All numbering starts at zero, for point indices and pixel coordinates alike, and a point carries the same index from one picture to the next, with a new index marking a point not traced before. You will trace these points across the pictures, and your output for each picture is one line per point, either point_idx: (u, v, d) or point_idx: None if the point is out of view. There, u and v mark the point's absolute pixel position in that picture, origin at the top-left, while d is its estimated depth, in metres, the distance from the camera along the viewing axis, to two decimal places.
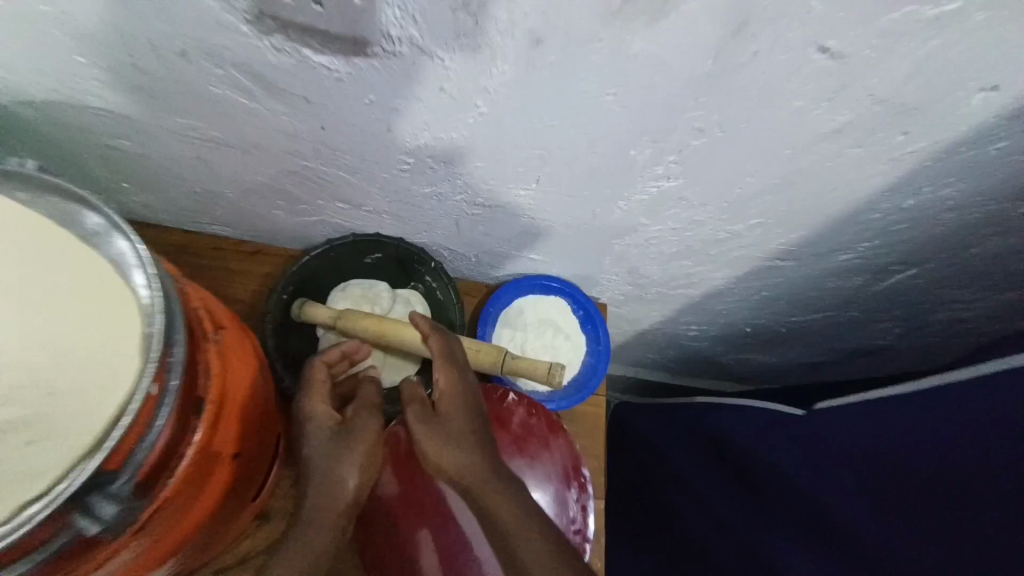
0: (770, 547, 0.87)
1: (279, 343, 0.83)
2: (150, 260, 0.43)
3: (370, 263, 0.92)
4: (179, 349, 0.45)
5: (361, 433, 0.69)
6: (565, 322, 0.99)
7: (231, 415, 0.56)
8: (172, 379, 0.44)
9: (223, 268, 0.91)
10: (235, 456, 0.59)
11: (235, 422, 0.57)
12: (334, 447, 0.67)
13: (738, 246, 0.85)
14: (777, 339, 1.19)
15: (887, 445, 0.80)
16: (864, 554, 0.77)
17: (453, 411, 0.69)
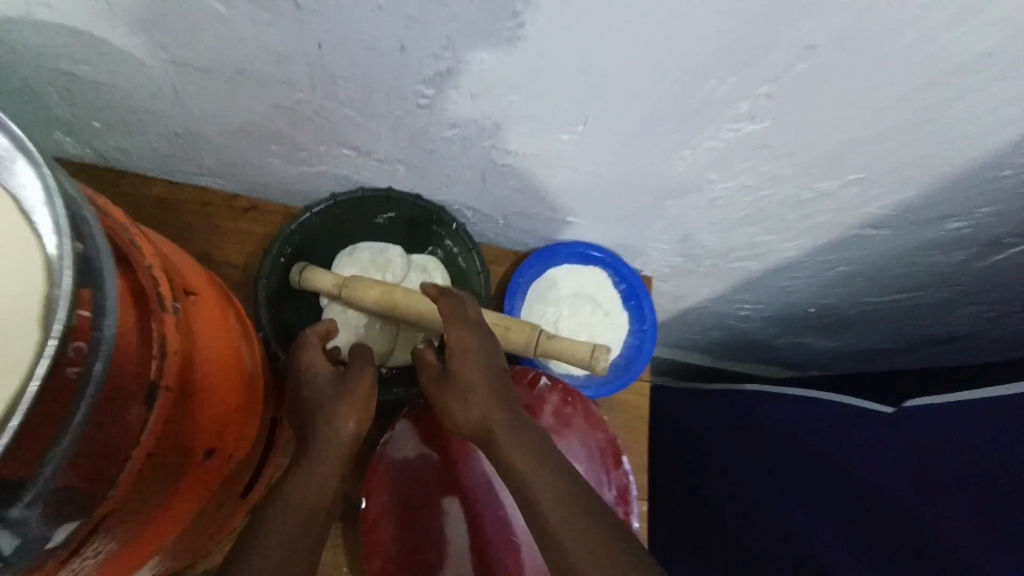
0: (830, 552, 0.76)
1: (273, 314, 0.70)
2: (56, 195, 0.31)
3: (381, 223, 0.79)
4: (108, 324, 0.32)
5: (359, 377, 0.61)
6: (605, 297, 0.86)
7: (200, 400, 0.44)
8: (94, 362, 0.32)
9: (214, 226, 0.80)
10: (210, 450, 0.47)
11: (206, 409, 0.46)
12: (335, 407, 0.59)
13: (823, 209, 0.70)
14: (843, 323, 1.04)
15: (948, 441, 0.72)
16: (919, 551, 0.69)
17: (468, 358, 0.61)
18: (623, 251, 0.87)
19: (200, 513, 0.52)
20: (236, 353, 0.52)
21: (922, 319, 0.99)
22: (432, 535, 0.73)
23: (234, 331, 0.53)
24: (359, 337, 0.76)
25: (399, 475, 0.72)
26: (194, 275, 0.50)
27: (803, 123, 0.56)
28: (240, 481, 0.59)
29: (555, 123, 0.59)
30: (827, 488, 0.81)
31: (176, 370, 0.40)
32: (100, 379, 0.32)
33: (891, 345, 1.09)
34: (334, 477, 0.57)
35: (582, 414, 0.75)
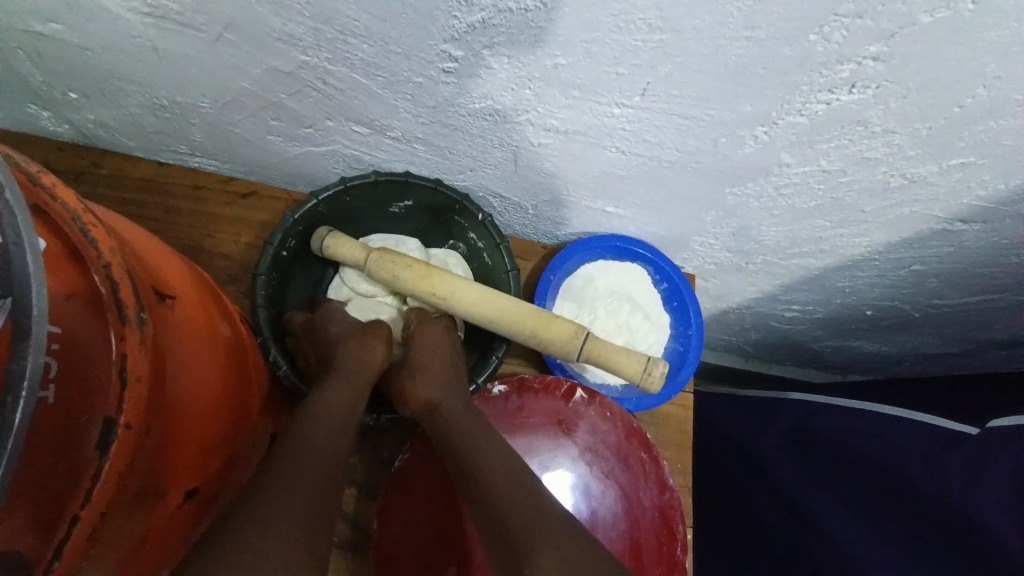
0: None
1: (272, 314, 0.60)
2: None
3: (395, 212, 0.70)
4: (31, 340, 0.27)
5: (361, 363, 0.60)
6: (645, 297, 0.76)
7: (169, 424, 0.35)
8: (15, 410, 0.26)
9: (206, 211, 0.70)
10: (190, 485, 0.39)
11: (185, 441, 0.37)
12: (334, 407, 0.54)
13: (911, 198, 0.60)
14: (901, 326, 0.94)
15: None
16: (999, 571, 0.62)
17: (428, 351, 0.62)
18: (666, 245, 0.77)
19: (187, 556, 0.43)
20: (227, 367, 0.44)
21: (994, 323, 0.88)
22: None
23: (226, 341, 0.45)
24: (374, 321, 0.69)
25: (412, 500, 0.62)
26: (176, 275, 0.42)
27: (913, 92, 0.46)
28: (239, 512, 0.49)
29: (608, 92, 0.49)
30: (900, 515, 0.72)
31: (143, 402, 0.32)
32: (26, 428, 0.26)
33: (954, 350, 0.99)
34: (330, 495, 0.47)
35: (622, 432, 0.64)
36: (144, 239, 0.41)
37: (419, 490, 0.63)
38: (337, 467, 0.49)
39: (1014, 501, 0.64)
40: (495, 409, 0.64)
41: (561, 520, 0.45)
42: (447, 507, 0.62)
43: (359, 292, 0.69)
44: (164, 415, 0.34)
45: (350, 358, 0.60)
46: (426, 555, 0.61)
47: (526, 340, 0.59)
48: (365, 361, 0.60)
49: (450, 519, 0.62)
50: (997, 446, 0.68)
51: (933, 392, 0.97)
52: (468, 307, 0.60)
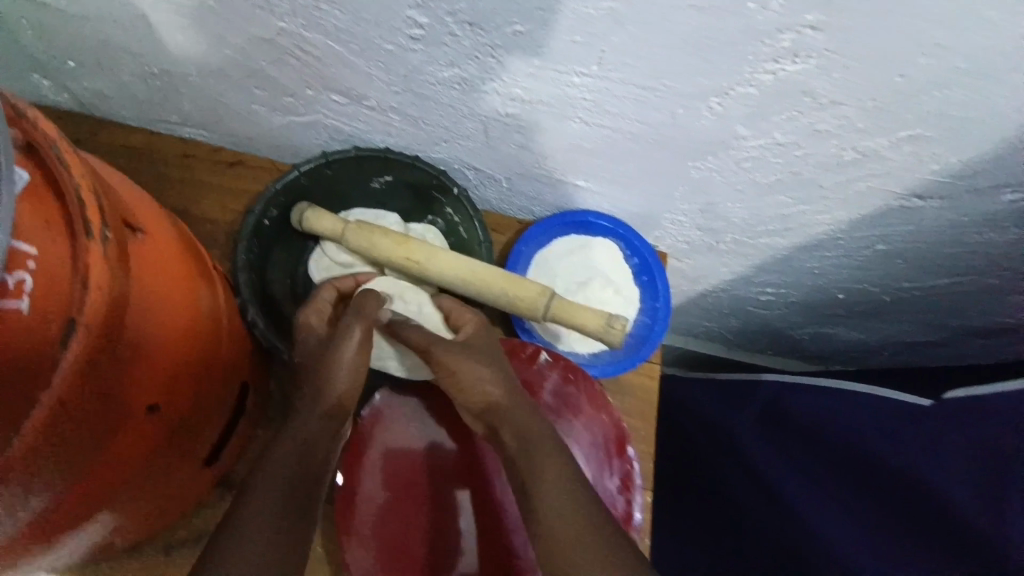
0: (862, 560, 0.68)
1: (253, 280, 0.61)
2: None
3: (376, 188, 0.72)
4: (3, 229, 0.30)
5: (347, 342, 0.56)
6: (616, 272, 0.78)
7: (132, 345, 0.38)
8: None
9: (193, 178, 0.73)
10: (155, 406, 0.41)
11: (150, 362, 0.40)
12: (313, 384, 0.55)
13: (865, 174, 0.62)
14: (875, 311, 0.96)
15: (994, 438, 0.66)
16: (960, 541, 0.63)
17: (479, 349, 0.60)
18: (639, 222, 0.79)
19: (151, 481, 0.45)
20: (197, 304, 0.47)
21: (967, 309, 0.90)
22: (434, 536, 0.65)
23: (196, 283, 0.48)
24: None
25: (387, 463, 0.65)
26: (153, 219, 0.45)
27: (855, 63, 0.48)
28: (204, 446, 0.51)
29: (567, 60, 0.52)
30: (864, 489, 0.74)
31: (108, 309, 0.35)
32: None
33: (930, 336, 1.00)
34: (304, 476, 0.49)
35: (587, 397, 0.66)
36: (119, 181, 0.45)
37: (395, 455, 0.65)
38: (311, 446, 0.52)
39: (976, 478, 0.65)
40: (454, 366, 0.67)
41: (567, 471, 0.51)
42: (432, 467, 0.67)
43: (338, 265, 0.68)
44: (127, 332, 0.37)
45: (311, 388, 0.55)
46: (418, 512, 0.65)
47: (495, 302, 0.60)
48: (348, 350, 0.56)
49: (441, 468, 0.68)
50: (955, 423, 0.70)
51: (907, 379, 0.98)
52: (438, 271, 0.62)
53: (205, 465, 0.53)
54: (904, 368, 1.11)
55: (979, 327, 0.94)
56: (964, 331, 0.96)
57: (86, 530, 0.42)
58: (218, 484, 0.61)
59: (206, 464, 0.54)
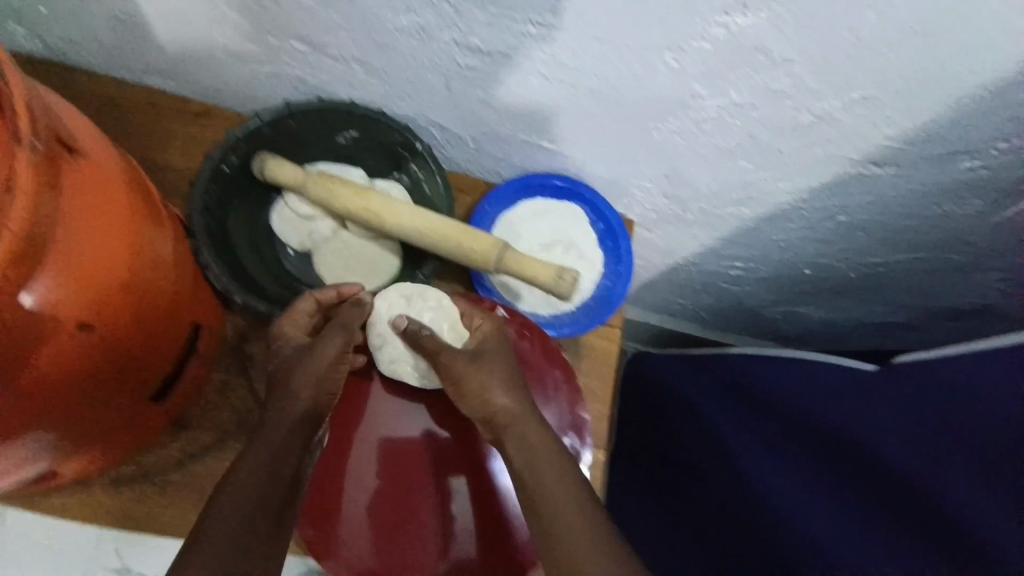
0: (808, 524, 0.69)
1: (211, 225, 0.61)
2: None
3: (343, 143, 0.71)
4: None
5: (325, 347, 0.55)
6: (580, 235, 0.79)
7: (47, 256, 0.39)
8: None
9: (160, 129, 0.73)
10: (85, 326, 0.42)
11: (78, 279, 0.41)
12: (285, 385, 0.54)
13: (821, 138, 0.62)
14: (842, 289, 0.96)
15: (936, 404, 0.66)
16: (901, 500, 0.64)
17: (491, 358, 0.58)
18: (606, 188, 0.80)
19: (89, 404, 0.47)
20: (144, 238, 0.48)
21: (932, 289, 0.90)
22: (429, 527, 0.62)
23: (146, 219, 0.49)
24: (312, 244, 0.70)
25: (368, 456, 0.62)
26: (104, 152, 0.47)
27: (804, 17, 0.48)
28: (151, 381, 0.53)
29: (521, 9, 0.52)
30: (811, 449, 0.75)
31: (25, 212, 0.36)
32: None
33: (898, 318, 1.01)
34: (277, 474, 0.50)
35: (540, 352, 0.68)
36: (74, 113, 0.46)
37: (374, 447, 0.62)
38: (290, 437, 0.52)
39: (910, 431, 0.67)
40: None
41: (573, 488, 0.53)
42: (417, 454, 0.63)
43: (300, 216, 0.69)
44: (44, 241, 0.38)
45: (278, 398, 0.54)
46: (410, 502, 0.61)
47: (450, 255, 0.61)
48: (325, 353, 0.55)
49: (440, 459, 0.63)
50: (902, 389, 0.70)
51: (872, 357, 0.99)
52: (394, 223, 0.62)
53: (153, 401, 0.55)
54: (873, 348, 1.12)
55: (945, 307, 0.94)
56: (931, 312, 0.97)
57: (16, 441, 0.43)
58: (171, 423, 0.63)
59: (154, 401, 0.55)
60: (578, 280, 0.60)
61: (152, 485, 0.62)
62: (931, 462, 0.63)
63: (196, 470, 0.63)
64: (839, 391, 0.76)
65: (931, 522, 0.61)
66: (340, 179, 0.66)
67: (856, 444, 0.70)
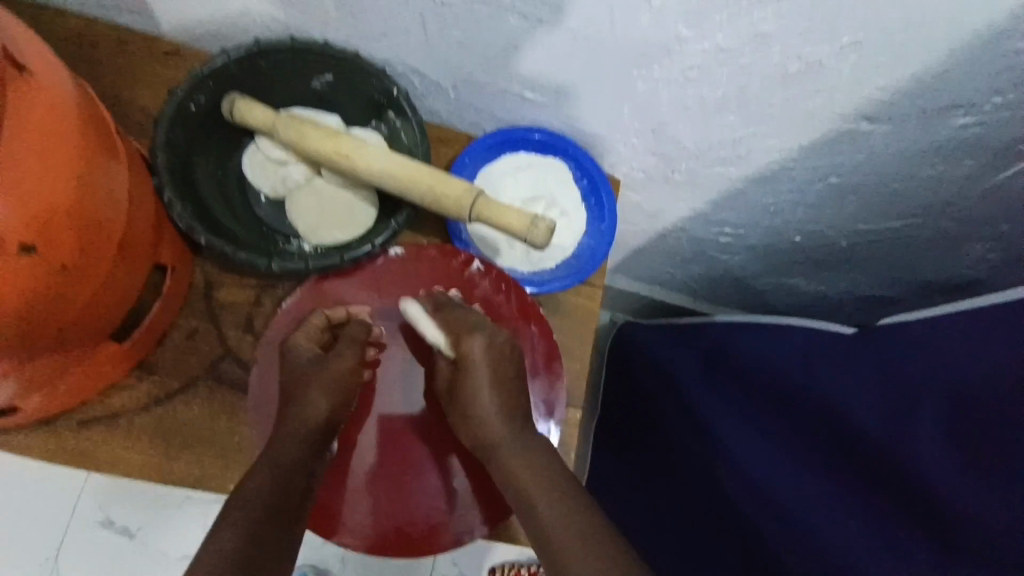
0: (780, 492, 0.67)
1: (176, 165, 0.60)
2: None
3: (318, 88, 0.69)
4: None
5: (331, 366, 0.61)
6: (563, 192, 0.77)
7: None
8: None
9: (130, 70, 0.71)
10: (33, 244, 0.42)
11: (24, 193, 0.41)
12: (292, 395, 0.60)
13: (812, 89, 0.60)
14: (833, 262, 0.94)
15: (907, 362, 0.63)
16: (877, 467, 0.61)
17: (481, 374, 0.61)
18: (592, 144, 0.77)
19: (39, 328, 0.46)
20: (97, 164, 0.47)
21: (924, 261, 0.88)
22: (430, 495, 0.67)
23: (100, 147, 0.48)
24: (284, 189, 0.68)
25: (371, 436, 0.68)
26: (59, 77, 0.47)
27: None
28: (105, 312, 0.52)
29: None
30: (782, 414, 0.72)
31: None
32: None
33: (890, 293, 0.98)
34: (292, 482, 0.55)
35: (516, 307, 0.67)
36: (29, 39, 0.47)
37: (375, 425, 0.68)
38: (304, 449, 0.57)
39: (887, 393, 0.64)
40: (389, 303, 0.68)
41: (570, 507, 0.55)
42: (416, 429, 0.69)
43: (271, 161, 0.67)
44: None
45: (295, 406, 0.59)
46: (412, 476, 0.67)
47: (422, 201, 0.59)
48: (331, 372, 0.61)
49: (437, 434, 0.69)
50: (871, 346, 0.68)
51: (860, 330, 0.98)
52: (365, 168, 0.60)
53: (106, 331, 0.55)
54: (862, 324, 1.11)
55: (936, 281, 0.92)
56: (921, 287, 0.95)
57: None
58: (137, 366, 0.63)
59: (107, 331, 0.55)
60: (552, 231, 0.58)
61: (118, 428, 0.62)
62: (902, 426, 0.61)
63: (161, 414, 0.63)
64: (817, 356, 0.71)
65: (903, 484, 0.59)
66: (311, 121, 0.63)
67: (829, 408, 0.67)
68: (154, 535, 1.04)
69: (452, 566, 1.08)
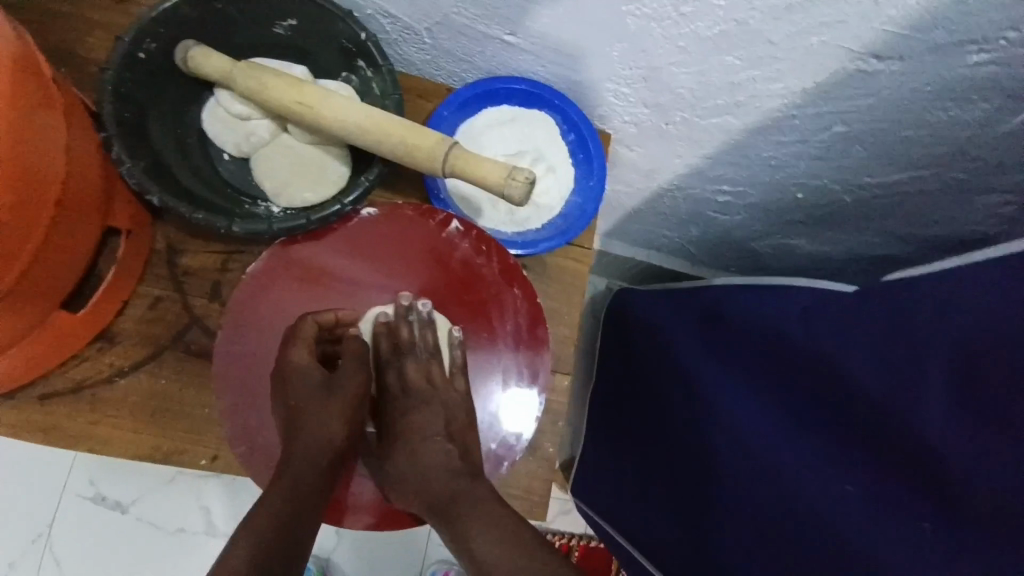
0: (777, 458, 0.64)
1: (126, 119, 0.55)
2: None
3: (281, 35, 0.63)
4: None
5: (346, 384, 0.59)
6: (550, 148, 0.72)
7: None
8: None
9: (77, 16, 0.65)
10: None
11: None
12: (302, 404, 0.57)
13: (817, 23, 0.55)
14: (836, 219, 0.89)
15: (904, 319, 0.60)
16: (876, 431, 0.58)
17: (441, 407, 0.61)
18: (579, 95, 0.72)
19: None
20: (36, 119, 0.44)
21: (932, 216, 0.83)
22: None
23: (41, 100, 0.45)
24: (248, 147, 0.63)
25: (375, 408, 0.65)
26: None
27: None
28: (49, 276, 0.49)
29: None
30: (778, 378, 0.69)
31: None
32: None
33: (895, 252, 0.94)
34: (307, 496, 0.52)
35: (500, 269, 0.64)
36: None
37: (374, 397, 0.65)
38: (317, 462, 0.55)
39: (886, 351, 0.60)
40: (362, 267, 0.65)
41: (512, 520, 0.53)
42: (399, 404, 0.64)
43: (233, 116, 0.62)
44: None
45: (300, 419, 0.56)
46: None
47: (392, 153, 0.55)
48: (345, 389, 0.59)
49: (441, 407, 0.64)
50: (870, 303, 0.64)
51: None
52: (330, 119, 0.56)
53: (56, 297, 0.52)
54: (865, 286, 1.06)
55: (944, 239, 0.87)
56: (928, 246, 0.90)
57: None
58: (98, 336, 0.60)
59: (57, 297, 0.52)
60: (532, 184, 0.53)
61: (81, 400, 0.59)
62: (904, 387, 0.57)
63: (126, 386, 0.60)
64: (817, 315, 0.67)
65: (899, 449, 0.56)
66: (274, 70, 0.59)
67: (827, 371, 0.63)
68: (149, 506, 1.03)
69: None
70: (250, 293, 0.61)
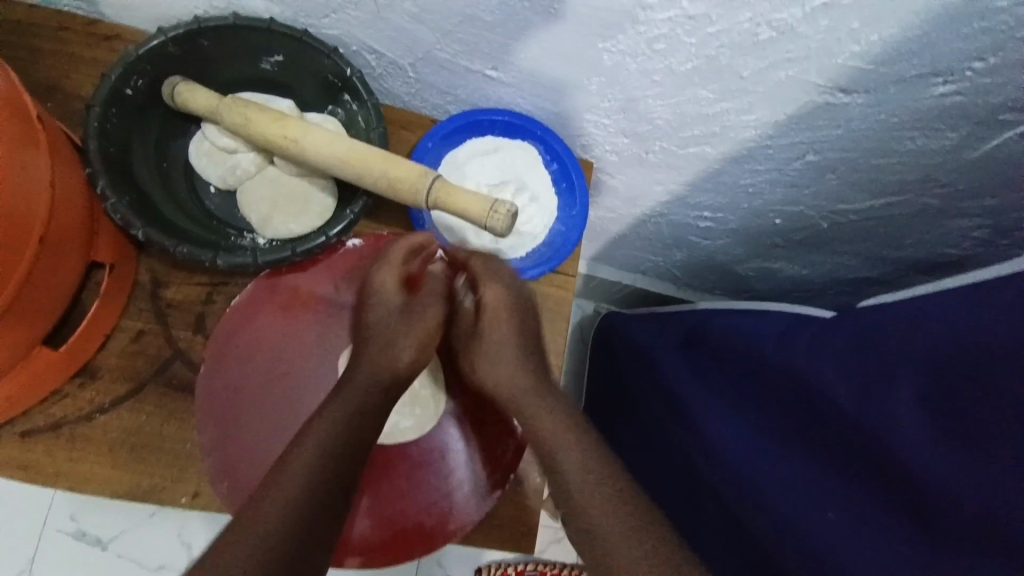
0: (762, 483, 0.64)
1: (110, 155, 0.56)
2: None
3: (267, 70, 0.64)
4: None
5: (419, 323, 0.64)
6: (533, 177, 0.73)
7: None
8: None
9: (64, 54, 0.66)
10: None
11: None
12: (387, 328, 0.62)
13: (784, 58, 0.57)
14: (815, 243, 0.91)
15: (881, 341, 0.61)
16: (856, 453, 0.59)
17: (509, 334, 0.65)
18: (561, 125, 0.74)
19: None
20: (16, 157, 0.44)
21: (907, 239, 0.85)
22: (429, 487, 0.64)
23: (25, 139, 0.45)
24: (235, 179, 0.64)
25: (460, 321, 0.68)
26: None
27: None
28: (30, 313, 0.49)
29: None
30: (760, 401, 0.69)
31: None
32: None
33: (875, 274, 0.95)
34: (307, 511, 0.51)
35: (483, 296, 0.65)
36: None
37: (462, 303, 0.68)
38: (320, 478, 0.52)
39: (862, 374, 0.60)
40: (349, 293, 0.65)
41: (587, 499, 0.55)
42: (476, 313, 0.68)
43: (220, 149, 0.63)
44: None
45: None
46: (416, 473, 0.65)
47: (375, 185, 0.56)
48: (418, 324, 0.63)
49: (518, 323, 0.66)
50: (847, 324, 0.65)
51: None
52: (315, 153, 0.57)
53: (38, 334, 0.52)
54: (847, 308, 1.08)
55: (920, 262, 0.89)
56: (905, 268, 0.92)
57: None
58: (79, 370, 0.59)
59: (39, 334, 0.52)
60: (513, 216, 0.55)
61: (60, 436, 0.58)
62: None
63: (106, 422, 0.59)
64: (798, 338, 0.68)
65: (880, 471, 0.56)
66: (259, 104, 0.60)
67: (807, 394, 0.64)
68: (130, 543, 0.99)
69: (438, 566, 1.06)
70: (237, 322, 0.61)
